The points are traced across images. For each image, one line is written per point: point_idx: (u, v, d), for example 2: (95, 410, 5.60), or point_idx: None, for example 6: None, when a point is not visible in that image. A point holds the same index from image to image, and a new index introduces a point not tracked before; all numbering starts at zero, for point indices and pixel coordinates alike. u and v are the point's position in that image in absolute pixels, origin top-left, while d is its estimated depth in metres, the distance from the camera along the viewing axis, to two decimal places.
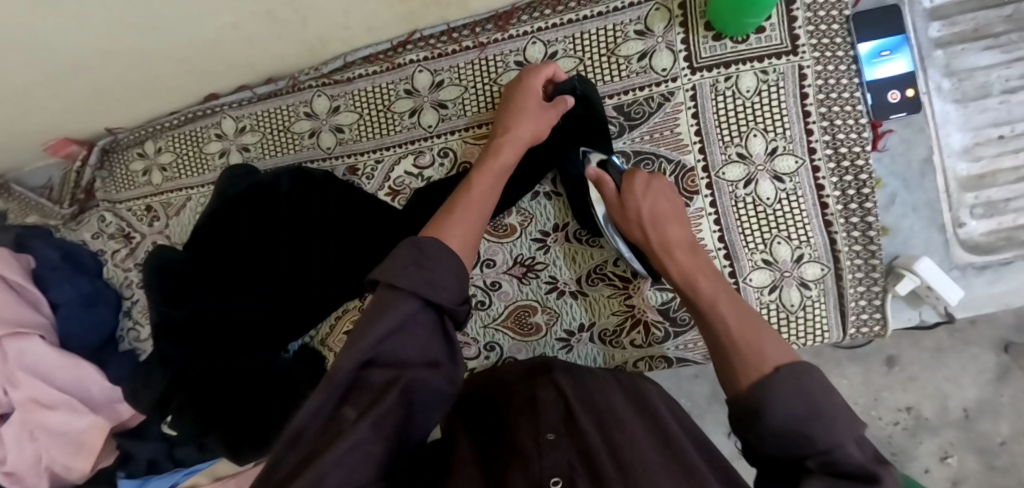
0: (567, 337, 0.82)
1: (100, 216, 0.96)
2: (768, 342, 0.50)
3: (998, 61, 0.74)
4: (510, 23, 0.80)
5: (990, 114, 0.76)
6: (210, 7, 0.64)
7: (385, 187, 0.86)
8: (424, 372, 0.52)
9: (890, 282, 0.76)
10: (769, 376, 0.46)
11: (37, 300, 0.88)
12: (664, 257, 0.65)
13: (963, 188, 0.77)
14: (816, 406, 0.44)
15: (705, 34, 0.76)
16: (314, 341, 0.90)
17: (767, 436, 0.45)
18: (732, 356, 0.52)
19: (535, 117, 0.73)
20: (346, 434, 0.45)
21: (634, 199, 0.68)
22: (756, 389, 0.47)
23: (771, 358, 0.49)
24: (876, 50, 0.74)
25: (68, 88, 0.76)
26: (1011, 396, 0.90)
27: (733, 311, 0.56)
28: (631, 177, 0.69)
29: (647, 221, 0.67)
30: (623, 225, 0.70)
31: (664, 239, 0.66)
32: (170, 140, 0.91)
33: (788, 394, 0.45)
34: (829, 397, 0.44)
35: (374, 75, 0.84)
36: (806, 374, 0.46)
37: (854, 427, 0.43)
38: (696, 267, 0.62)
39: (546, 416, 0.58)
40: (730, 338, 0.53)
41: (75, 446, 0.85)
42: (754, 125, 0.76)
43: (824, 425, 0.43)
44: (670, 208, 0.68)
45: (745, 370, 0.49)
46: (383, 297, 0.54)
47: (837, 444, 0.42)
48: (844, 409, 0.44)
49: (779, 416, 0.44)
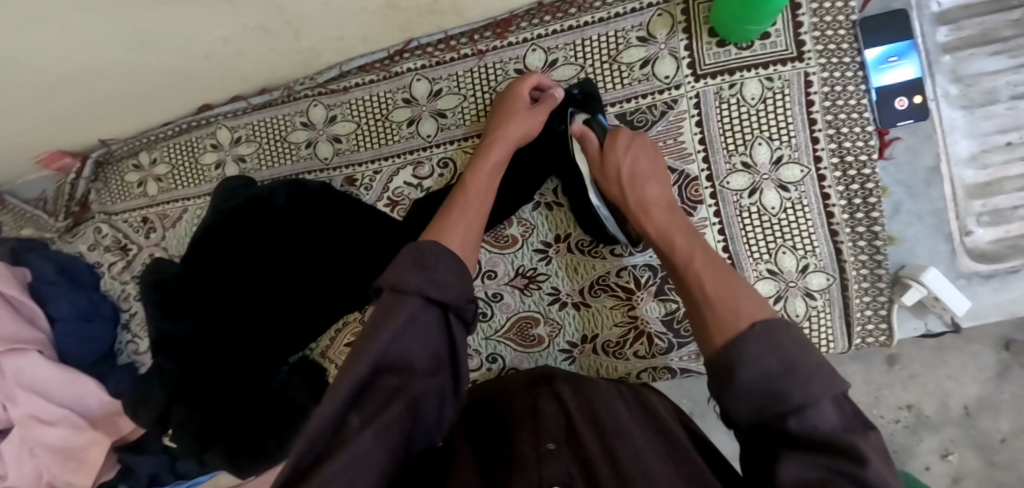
0: (570, 348, 0.81)
1: (96, 227, 0.94)
2: (744, 300, 0.49)
3: (1005, 66, 0.73)
4: (509, 30, 0.78)
5: (997, 120, 0.74)
6: (200, 21, 0.62)
7: (384, 198, 0.84)
8: (428, 384, 0.53)
9: (896, 292, 0.75)
10: (744, 334, 0.45)
11: (34, 314, 0.87)
12: (640, 216, 0.63)
13: (969, 195, 0.76)
14: (790, 362, 0.43)
15: (709, 40, 0.74)
16: (315, 353, 0.89)
17: (741, 395, 0.44)
18: (708, 314, 0.51)
19: (528, 112, 0.73)
20: (353, 440, 0.45)
21: (615, 157, 0.66)
22: (731, 346, 0.46)
23: (746, 314, 0.47)
24: (884, 56, 0.72)
25: (58, 102, 0.75)
26: (1012, 393, 0.90)
27: (711, 269, 0.54)
28: (614, 135, 0.67)
29: (627, 179, 0.65)
30: (604, 184, 0.68)
31: (642, 197, 0.63)
32: (165, 151, 0.90)
33: (762, 351, 0.44)
34: (804, 355, 0.43)
35: (372, 84, 0.82)
36: (781, 333, 0.44)
37: (832, 384, 0.42)
38: (673, 225, 0.60)
39: (547, 426, 0.57)
40: (706, 295, 0.52)
41: (78, 462, 0.84)
42: (759, 133, 0.75)
43: (798, 382, 0.42)
44: (652, 168, 0.66)
45: (720, 327, 0.48)
46: (385, 304, 0.54)
47: (811, 401, 0.41)
48: (822, 367, 0.43)
49: (753, 374, 0.43)
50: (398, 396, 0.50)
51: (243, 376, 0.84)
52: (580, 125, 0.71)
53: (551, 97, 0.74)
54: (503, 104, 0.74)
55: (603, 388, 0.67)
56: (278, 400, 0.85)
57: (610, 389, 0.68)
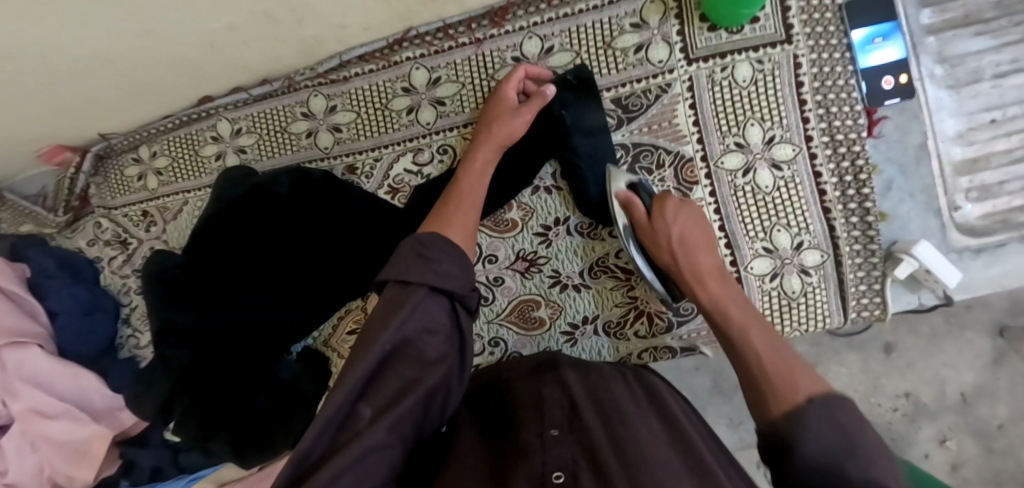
0: (571, 330, 0.82)
1: (96, 222, 0.95)
2: (800, 373, 0.54)
3: (987, 47, 0.76)
4: (506, 18, 0.80)
5: (982, 99, 0.77)
6: (205, 8, 0.63)
7: (385, 185, 0.85)
8: (437, 375, 0.54)
9: (889, 267, 0.77)
10: (807, 409, 0.49)
11: (34, 308, 0.87)
12: (695, 285, 0.69)
13: (958, 172, 0.78)
14: (856, 449, 0.46)
15: (700, 25, 0.76)
16: (318, 342, 0.90)
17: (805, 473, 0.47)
18: (766, 382, 0.54)
19: (517, 111, 0.75)
20: (364, 434, 0.46)
21: (664, 223, 0.71)
22: (790, 420, 0.49)
23: (803, 388, 0.51)
24: (870, 37, 0.74)
25: (61, 93, 0.75)
26: (1008, 379, 0.92)
27: (766, 338, 0.59)
28: (661, 202, 0.72)
29: (677, 246, 0.70)
30: (652, 250, 0.73)
31: (695, 267, 0.69)
32: (165, 144, 0.91)
33: (823, 429, 0.47)
34: (871, 446, 0.46)
35: (372, 74, 0.84)
36: (844, 411, 0.48)
37: (891, 468, 0.45)
38: (726, 295, 0.66)
39: (551, 413, 0.57)
40: (761, 364, 0.56)
41: (79, 455, 0.84)
42: (751, 114, 0.77)
43: (863, 466, 0.45)
44: (699, 236, 0.71)
45: (777, 400, 0.52)
46: (393, 292, 0.57)
47: (871, 477, 0.44)
48: (883, 454, 0.46)
49: (813, 450, 0.47)
50: (407, 388, 0.52)
51: (243, 369, 0.85)
52: (626, 190, 0.74)
53: (539, 95, 0.75)
54: (493, 106, 0.77)
55: (608, 374, 0.67)
56: (284, 393, 0.85)
57: (615, 375, 0.68)
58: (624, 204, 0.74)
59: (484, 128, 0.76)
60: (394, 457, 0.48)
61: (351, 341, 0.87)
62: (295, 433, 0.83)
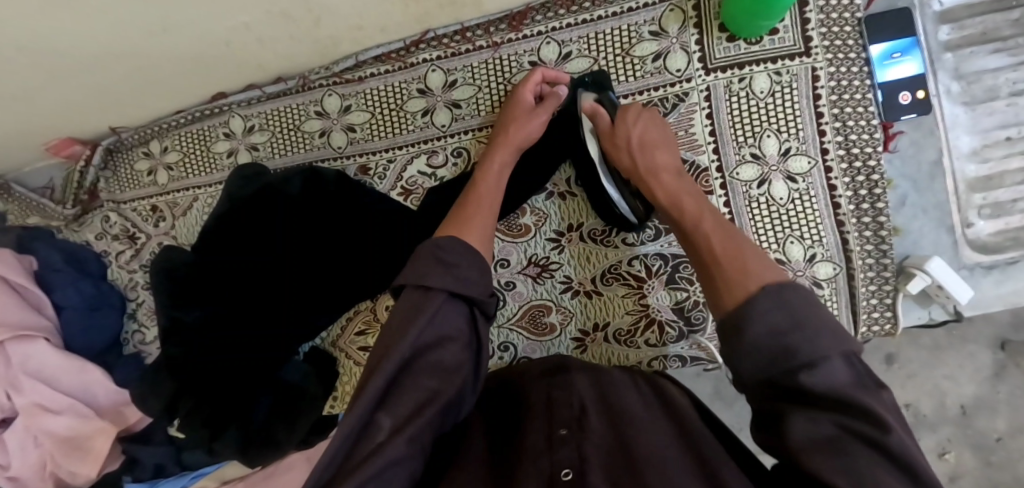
0: (581, 336, 0.82)
1: (104, 216, 0.94)
2: (754, 260, 0.49)
3: (1004, 64, 0.76)
4: (524, 22, 0.80)
5: (998, 116, 0.77)
6: (223, 6, 0.63)
7: (397, 187, 0.85)
8: (454, 384, 0.54)
9: (901, 281, 0.77)
10: (756, 295, 0.44)
11: (40, 302, 0.87)
12: (651, 182, 0.65)
13: (971, 189, 0.78)
14: (799, 321, 0.42)
15: (719, 35, 0.76)
16: (325, 342, 0.89)
17: (750, 353, 0.43)
18: (719, 272, 0.50)
19: (535, 115, 0.76)
20: (385, 446, 0.46)
21: (625, 126, 0.69)
22: (742, 308, 0.45)
23: (757, 277, 0.46)
24: (888, 53, 0.75)
25: (74, 87, 0.75)
26: (1008, 393, 0.92)
27: (719, 226, 0.55)
28: (624, 109, 0.71)
29: (636, 147, 0.68)
30: (614, 154, 0.71)
31: (653, 164, 0.66)
32: (176, 139, 0.90)
33: (770, 311, 0.43)
34: (818, 318, 0.42)
35: (387, 75, 0.83)
36: (792, 294, 0.43)
37: (841, 342, 0.41)
38: (682, 191, 0.62)
39: (560, 413, 0.57)
40: (714, 254, 0.52)
41: (83, 453, 0.83)
42: (767, 126, 0.77)
43: (807, 339, 0.41)
44: (660, 138, 0.69)
45: (729, 287, 0.48)
46: (413, 297, 0.57)
47: (820, 355, 0.40)
48: (832, 325, 0.42)
49: (761, 331, 0.42)
50: (425, 397, 0.52)
51: (250, 371, 0.83)
52: (592, 102, 0.75)
53: (554, 94, 0.77)
54: (511, 108, 0.77)
55: (616, 378, 0.67)
56: (292, 392, 0.86)
57: (625, 381, 0.67)
58: (590, 115, 0.74)
59: (501, 132, 0.76)
60: (414, 468, 0.49)
61: (359, 342, 0.86)
62: (302, 431, 0.83)
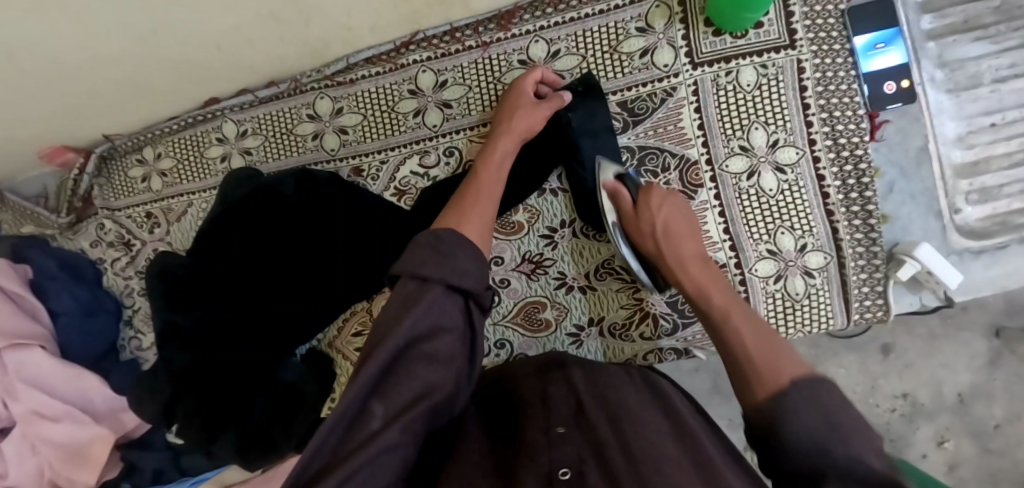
0: (576, 331, 0.82)
1: (99, 223, 0.94)
2: (782, 354, 0.52)
3: (986, 52, 0.77)
4: (513, 22, 0.81)
5: (981, 103, 0.78)
6: (214, 8, 0.64)
7: (391, 187, 0.86)
8: (447, 375, 0.55)
9: (892, 269, 0.78)
10: (788, 388, 0.47)
11: (36, 310, 0.87)
12: (678, 273, 0.68)
13: (959, 175, 0.79)
14: (833, 425, 0.43)
15: (705, 30, 0.77)
16: (322, 344, 0.90)
17: (786, 452, 0.44)
18: (748, 365, 0.53)
19: (531, 107, 0.76)
20: (378, 435, 0.47)
21: (650, 211, 0.71)
22: (776, 405, 0.47)
23: (785, 370, 0.50)
24: (871, 43, 0.76)
25: (67, 93, 0.75)
26: (1004, 380, 0.93)
27: (747, 319, 0.59)
28: (647, 193, 0.73)
29: (661, 233, 0.70)
30: (636, 236, 0.73)
31: (679, 254, 0.69)
32: (170, 145, 0.91)
33: (808, 414, 0.45)
34: (852, 422, 0.44)
35: (378, 76, 0.84)
36: (822, 393, 0.46)
37: (871, 443, 0.43)
38: (710, 282, 0.65)
39: (557, 410, 0.58)
40: (746, 349, 0.55)
41: (82, 459, 0.83)
42: (755, 118, 0.78)
43: (839, 439, 0.42)
44: (684, 225, 0.71)
45: (761, 381, 0.50)
46: (410, 288, 0.57)
47: (856, 454, 0.41)
48: (862, 426, 0.44)
49: (797, 432, 0.44)
50: (419, 388, 0.53)
51: (249, 371, 0.84)
52: (613, 180, 0.75)
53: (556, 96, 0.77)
54: (507, 102, 0.78)
55: (612, 376, 0.68)
56: (289, 394, 0.85)
57: (621, 375, 0.68)
58: (611, 195, 0.75)
59: (500, 124, 0.77)
60: (408, 455, 0.50)
61: (356, 342, 0.87)
62: (298, 436, 0.82)
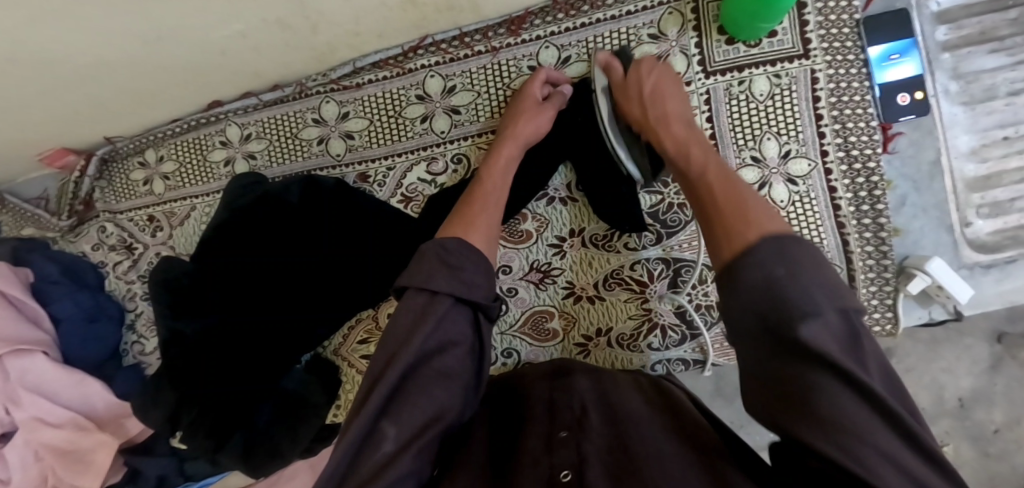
0: (584, 341, 0.82)
1: (100, 227, 0.93)
2: (755, 211, 0.48)
3: (1002, 64, 0.76)
4: (523, 27, 0.79)
5: (996, 116, 0.77)
6: (220, 14, 0.62)
7: (397, 194, 0.85)
8: (458, 392, 0.55)
9: (902, 282, 0.77)
10: (758, 244, 0.44)
11: (37, 315, 0.86)
12: (659, 131, 0.65)
13: (970, 188, 0.78)
14: (794, 268, 0.42)
15: (718, 38, 0.76)
16: (327, 351, 0.89)
17: (744, 298, 0.43)
18: (721, 224, 0.50)
19: (544, 110, 0.76)
20: (393, 461, 0.48)
21: (638, 78, 0.70)
22: (745, 258, 0.45)
23: (759, 225, 0.47)
24: (886, 54, 0.75)
25: (68, 98, 0.74)
26: (1005, 385, 0.93)
27: (721, 170, 0.56)
28: (638, 63, 0.72)
29: (648, 98, 0.68)
30: (624, 105, 0.71)
31: (661, 112, 0.66)
32: (172, 148, 0.89)
33: (772, 260, 0.43)
34: (817, 269, 0.42)
35: (385, 81, 0.83)
36: (796, 245, 0.43)
37: (836, 292, 0.41)
38: (691, 143, 0.62)
39: (561, 415, 0.57)
40: (717, 208, 0.52)
41: (84, 465, 0.83)
42: (767, 128, 0.77)
43: (799, 285, 0.41)
44: (671, 92, 0.69)
45: (732, 239, 0.48)
46: (419, 301, 0.57)
47: (814, 305, 0.40)
48: (830, 277, 0.42)
49: (756, 281, 0.43)
50: (431, 410, 0.52)
51: (252, 377, 0.84)
52: (606, 55, 0.75)
53: (558, 94, 0.77)
54: (518, 104, 0.77)
55: (620, 382, 0.67)
56: (294, 401, 0.86)
57: (629, 383, 0.67)
58: (604, 69, 0.74)
59: (511, 124, 0.75)
60: (421, 475, 0.50)
61: (362, 350, 0.86)
62: (305, 440, 0.84)
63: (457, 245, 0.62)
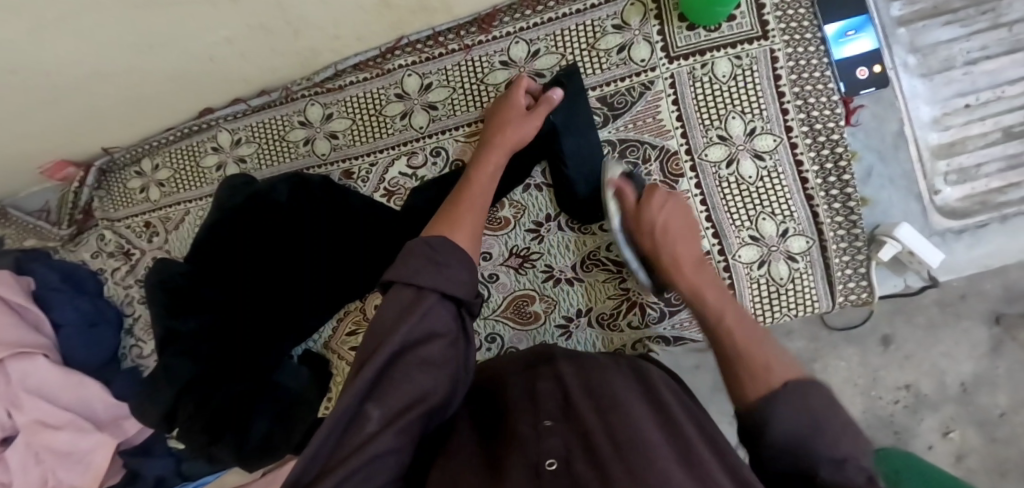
0: (565, 322, 0.83)
1: (100, 235, 0.98)
2: (773, 360, 0.55)
3: (957, 35, 0.79)
4: (493, 25, 0.83)
5: (955, 85, 0.79)
6: (205, 24, 0.66)
7: (381, 188, 0.88)
8: (444, 380, 0.55)
9: (873, 250, 0.79)
10: (780, 391, 0.51)
11: (38, 321, 0.89)
12: (672, 270, 0.71)
13: (935, 156, 0.80)
14: (816, 424, 0.48)
15: (679, 25, 0.80)
16: (318, 345, 0.92)
17: (773, 449, 0.49)
18: (739, 360, 0.58)
19: (527, 121, 0.77)
20: (375, 439, 0.48)
21: (651, 212, 0.74)
22: (765, 403, 0.51)
23: (778, 374, 0.53)
24: (842, 31, 0.78)
25: (66, 109, 0.78)
26: (1007, 368, 0.90)
27: (737, 314, 0.63)
28: (650, 194, 0.75)
29: (660, 233, 0.73)
30: (636, 234, 0.76)
31: (675, 254, 0.71)
32: (166, 156, 0.94)
33: (793, 411, 0.49)
34: (839, 417, 0.48)
35: (365, 82, 0.87)
36: (811, 391, 0.50)
37: (860, 443, 0.47)
38: (705, 282, 0.68)
39: (545, 405, 0.54)
40: (736, 347, 0.59)
41: (83, 464, 0.86)
42: (732, 107, 0.80)
43: (826, 438, 0.47)
44: (682, 226, 0.74)
45: (752, 382, 0.55)
46: (404, 294, 0.57)
47: (847, 455, 0.46)
48: (850, 424, 0.48)
49: (783, 431, 0.49)
50: (413, 395, 0.52)
51: (246, 373, 0.86)
52: (620, 178, 0.78)
53: (546, 99, 0.78)
54: (504, 113, 0.78)
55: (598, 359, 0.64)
56: (288, 394, 0.87)
57: (607, 361, 0.64)
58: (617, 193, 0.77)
59: (496, 134, 0.77)
60: (404, 457, 0.50)
61: (351, 342, 0.89)
62: (299, 435, 0.84)
63: (442, 243, 0.62)
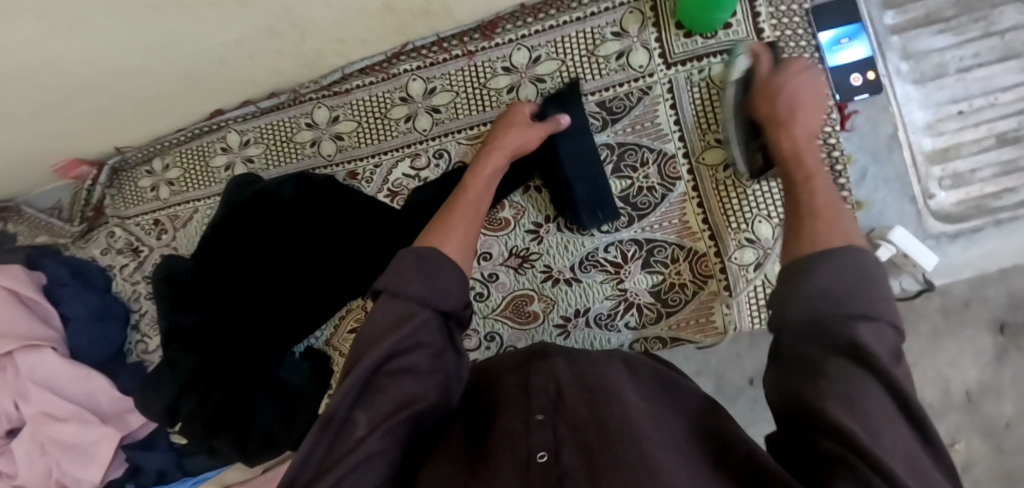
0: (564, 322, 0.85)
1: (110, 231, 1.00)
2: (836, 229, 0.51)
3: (950, 43, 0.80)
4: (495, 31, 0.86)
5: (948, 91, 0.81)
6: (215, 25, 0.69)
7: (384, 189, 0.90)
8: (434, 383, 0.55)
9: None
10: (833, 252, 0.47)
11: (48, 314, 0.91)
12: (781, 130, 0.68)
13: (930, 161, 0.82)
14: (861, 282, 0.44)
15: (676, 32, 0.81)
16: (319, 343, 0.93)
17: (806, 304, 0.45)
18: (805, 227, 0.53)
19: (529, 133, 0.78)
20: (361, 443, 0.49)
21: (789, 78, 0.71)
22: (813, 256, 0.48)
23: (835, 239, 0.49)
24: (836, 39, 0.80)
25: (81, 108, 0.81)
26: (1013, 377, 0.83)
27: (828, 198, 0.56)
28: (791, 65, 0.73)
29: (791, 95, 0.70)
30: (757, 94, 0.73)
31: (795, 120, 0.68)
32: (177, 156, 0.96)
33: (836, 273, 0.45)
34: (880, 292, 0.44)
35: (371, 86, 0.89)
36: (861, 259, 0.46)
37: (891, 311, 0.44)
38: (810, 150, 0.65)
39: (537, 399, 0.51)
40: (809, 211, 0.55)
41: (86, 457, 0.87)
42: None
43: (863, 298, 0.43)
44: (813, 100, 0.70)
45: (803, 243, 0.51)
46: (391, 304, 0.57)
47: (872, 312, 0.43)
48: (888, 300, 0.44)
49: (813, 287, 0.45)
50: (401, 398, 0.53)
51: (247, 369, 0.88)
52: (761, 46, 0.77)
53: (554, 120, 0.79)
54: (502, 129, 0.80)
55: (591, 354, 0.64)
56: (290, 390, 0.88)
57: (601, 356, 0.63)
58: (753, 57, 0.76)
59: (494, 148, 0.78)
60: (395, 457, 0.51)
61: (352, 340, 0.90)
62: (300, 431, 0.85)
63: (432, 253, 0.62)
